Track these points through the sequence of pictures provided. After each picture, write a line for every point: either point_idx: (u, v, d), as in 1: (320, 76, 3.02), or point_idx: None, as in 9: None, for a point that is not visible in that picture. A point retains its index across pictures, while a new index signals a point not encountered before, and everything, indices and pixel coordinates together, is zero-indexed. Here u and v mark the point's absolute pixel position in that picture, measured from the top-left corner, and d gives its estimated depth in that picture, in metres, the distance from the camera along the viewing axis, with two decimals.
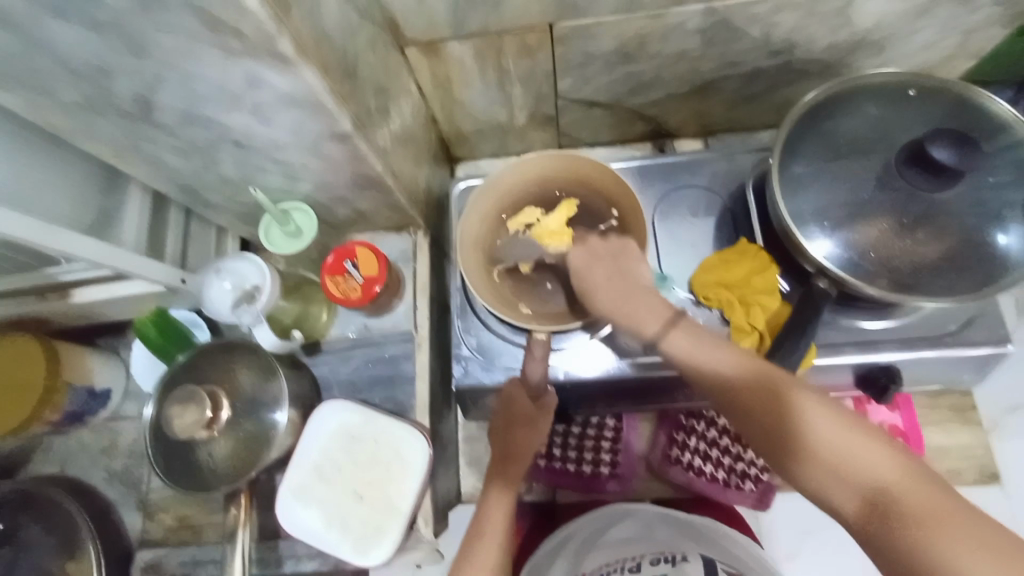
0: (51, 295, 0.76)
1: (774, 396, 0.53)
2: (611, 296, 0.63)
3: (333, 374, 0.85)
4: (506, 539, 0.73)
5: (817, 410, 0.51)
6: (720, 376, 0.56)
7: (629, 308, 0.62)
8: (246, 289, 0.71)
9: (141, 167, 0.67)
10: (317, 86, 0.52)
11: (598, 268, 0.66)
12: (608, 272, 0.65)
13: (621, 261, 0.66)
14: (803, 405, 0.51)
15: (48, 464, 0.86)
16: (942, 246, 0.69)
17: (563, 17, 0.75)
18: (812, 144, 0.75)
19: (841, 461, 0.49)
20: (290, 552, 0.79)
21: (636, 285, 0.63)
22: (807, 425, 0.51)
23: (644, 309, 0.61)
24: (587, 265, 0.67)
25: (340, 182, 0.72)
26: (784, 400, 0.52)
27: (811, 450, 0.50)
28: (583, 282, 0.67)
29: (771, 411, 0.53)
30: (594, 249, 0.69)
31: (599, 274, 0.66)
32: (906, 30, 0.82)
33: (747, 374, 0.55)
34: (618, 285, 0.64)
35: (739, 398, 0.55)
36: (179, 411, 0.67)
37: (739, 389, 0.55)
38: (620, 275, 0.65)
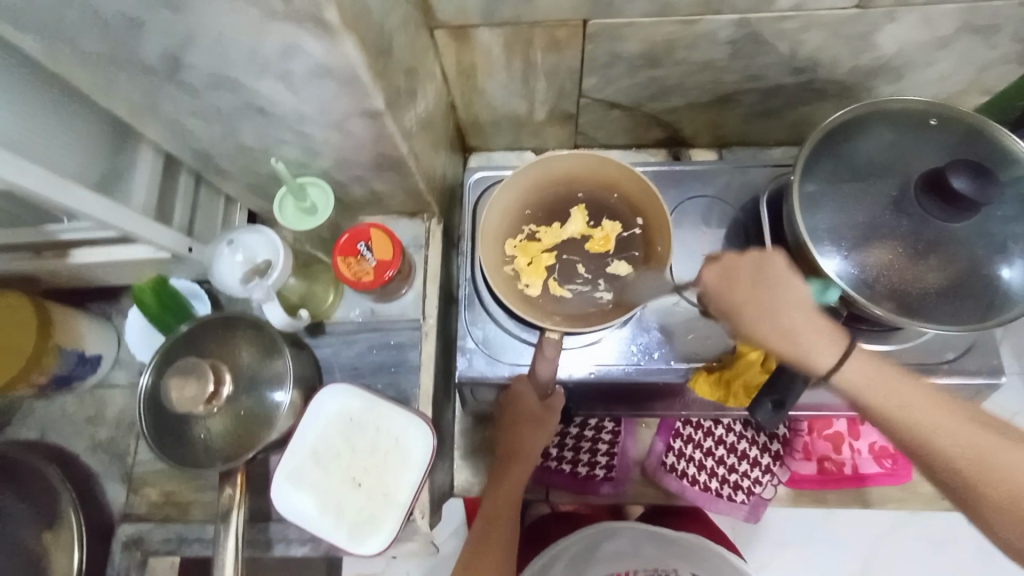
0: (47, 252, 0.73)
1: (993, 454, 0.53)
2: (770, 325, 0.61)
3: (334, 357, 0.83)
4: (510, 535, 0.77)
5: (1016, 462, 0.52)
6: (923, 428, 0.55)
7: (795, 333, 0.61)
8: (258, 263, 0.69)
9: (156, 129, 0.65)
10: (356, 61, 0.51)
11: (741, 287, 0.63)
12: (749, 294, 0.63)
13: (772, 284, 0.62)
14: (1005, 459, 0.53)
15: (28, 429, 0.83)
16: (949, 273, 0.70)
17: (597, 16, 0.75)
18: (832, 165, 0.76)
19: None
20: (281, 536, 0.76)
21: (796, 305, 0.61)
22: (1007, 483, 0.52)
23: (806, 340, 0.60)
24: (724, 283, 0.65)
25: (361, 161, 0.70)
26: (1001, 459, 0.53)
27: (1014, 506, 0.52)
28: (729, 303, 0.64)
29: (984, 474, 0.53)
30: (732, 267, 0.65)
31: (745, 294, 0.63)
32: (926, 59, 0.84)
33: (963, 434, 0.54)
34: (764, 307, 0.62)
35: (950, 462, 0.54)
36: (179, 384, 0.65)
37: (956, 452, 0.54)
38: (772, 293, 0.62)
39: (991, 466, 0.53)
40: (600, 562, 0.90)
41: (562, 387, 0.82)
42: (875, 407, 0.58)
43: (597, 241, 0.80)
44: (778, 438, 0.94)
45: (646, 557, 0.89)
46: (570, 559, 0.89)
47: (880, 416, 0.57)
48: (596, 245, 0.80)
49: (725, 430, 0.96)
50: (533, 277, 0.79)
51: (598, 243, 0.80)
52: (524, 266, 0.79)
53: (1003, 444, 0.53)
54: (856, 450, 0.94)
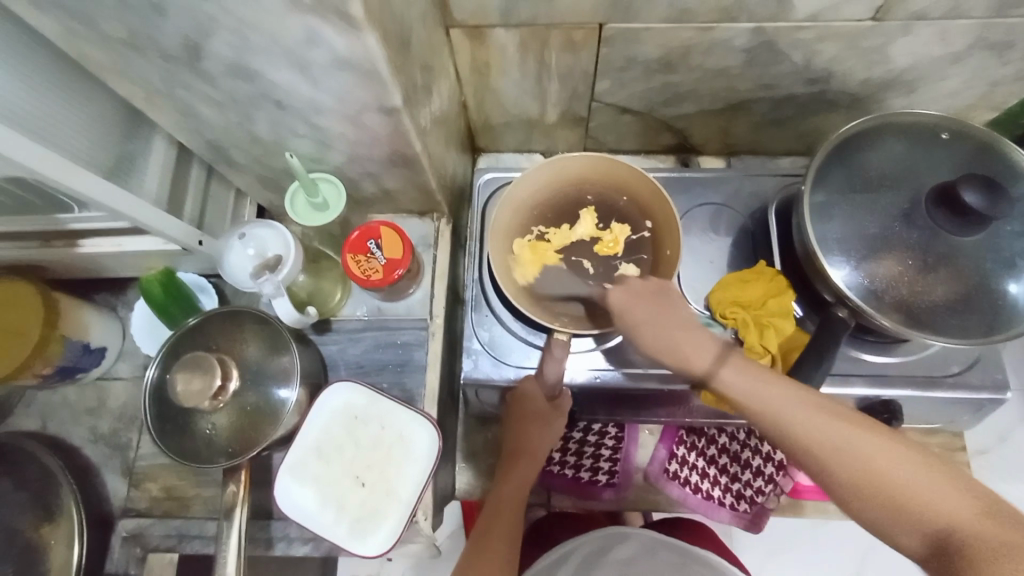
0: (56, 242, 0.73)
1: (859, 443, 0.51)
2: (658, 337, 0.62)
3: (340, 354, 0.83)
4: (513, 532, 0.76)
5: (904, 462, 0.50)
6: (765, 399, 0.55)
7: (674, 345, 0.61)
8: (268, 257, 0.69)
9: (172, 118, 0.65)
10: (377, 55, 0.51)
11: (639, 308, 0.65)
12: (645, 314, 0.64)
13: (667, 302, 0.65)
14: (882, 452, 0.50)
15: (29, 419, 0.82)
16: (957, 287, 0.70)
17: (613, 19, 0.75)
18: (842, 175, 0.76)
19: (917, 513, 0.48)
20: (282, 534, 0.76)
21: (676, 320, 0.63)
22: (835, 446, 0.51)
23: (686, 343, 0.61)
24: (628, 305, 0.66)
25: (374, 157, 0.70)
26: (865, 450, 0.51)
27: (877, 495, 0.50)
28: (627, 321, 0.66)
29: (842, 461, 0.51)
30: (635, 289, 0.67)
31: (639, 313, 0.65)
32: (939, 73, 0.84)
33: (823, 423, 0.53)
34: (651, 326, 0.63)
35: (816, 446, 0.52)
36: (186, 377, 0.65)
37: (812, 435, 0.53)
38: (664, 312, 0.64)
39: (850, 454, 0.51)
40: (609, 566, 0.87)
41: (569, 390, 0.81)
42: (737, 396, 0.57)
43: (605, 244, 0.79)
44: (783, 448, 0.93)
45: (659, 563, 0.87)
46: (579, 561, 0.87)
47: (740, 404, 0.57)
48: (605, 247, 0.79)
49: (729, 439, 0.96)
50: (527, 270, 0.78)
51: (606, 246, 0.79)
52: (527, 263, 0.79)
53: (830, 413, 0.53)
54: None
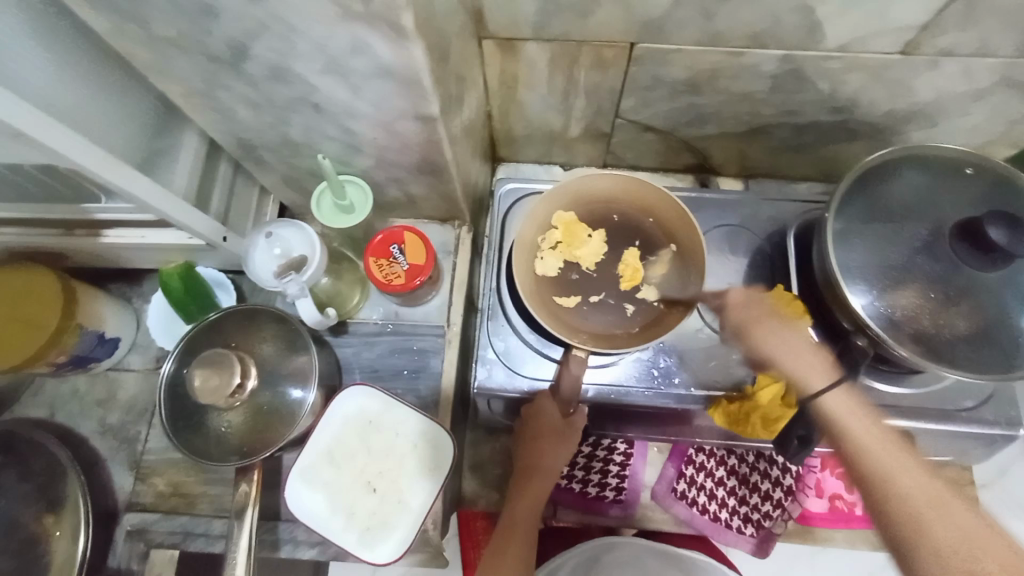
0: (80, 231, 0.73)
1: (928, 503, 0.58)
2: (781, 349, 0.73)
3: (354, 357, 0.82)
4: (525, 550, 0.77)
5: (945, 500, 0.58)
6: (854, 433, 0.66)
7: (801, 362, 0.72)
8: (292, 257, 0.69)
9: (206, 115, 0.65)
10: (420, 64, 0.51)
11: (758, 313, 0.76)
12: (774, 327, 0.75)
13: (797, 321, 0.76)
14: (955, 526, 0.56)
15: (36, 408, 0.81)
16: (975, 322, 0.71)
17: (645, 39, 0.76)
18: (864, 205, 0.76)
19: (963, 566, 0.54)
20: (289, 537, 0.75)
21: (806, 343, 0.73)
22: (907, 498, 0.59)
23: (808, 364, 0.72)
24: (741, 306, 0.78)
25: (403, 164, 0.70)
26: (931, 509, 0.58)
27: (911, 510, 0.58)
28: (742, 323, 0.76)
29: (890, 485, 0.61)
30: (750, 296, 0.78)
31: (769, 328, 0.75)
32: (961, 108, 0.85)
33: (893, 457, 0.63)
34: (789, 347, 0.73)
35: (896, 494, 0.60)
36: (206, 375, 0.64)
37: (894, 479, 0.61)
38: (800, 334, 0.74)
39: (926, 507, 0.58)
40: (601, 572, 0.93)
41: (587, 406, 0.82)
42: (834, 417, 0.68)
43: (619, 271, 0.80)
44: (792, 473, 0.94)
45: (648, 570, 0.92)
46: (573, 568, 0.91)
47: (834, 425, 0.68)
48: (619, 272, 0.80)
49: (738, 461, 0.96)
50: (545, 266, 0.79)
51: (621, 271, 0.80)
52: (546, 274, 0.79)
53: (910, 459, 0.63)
54: None
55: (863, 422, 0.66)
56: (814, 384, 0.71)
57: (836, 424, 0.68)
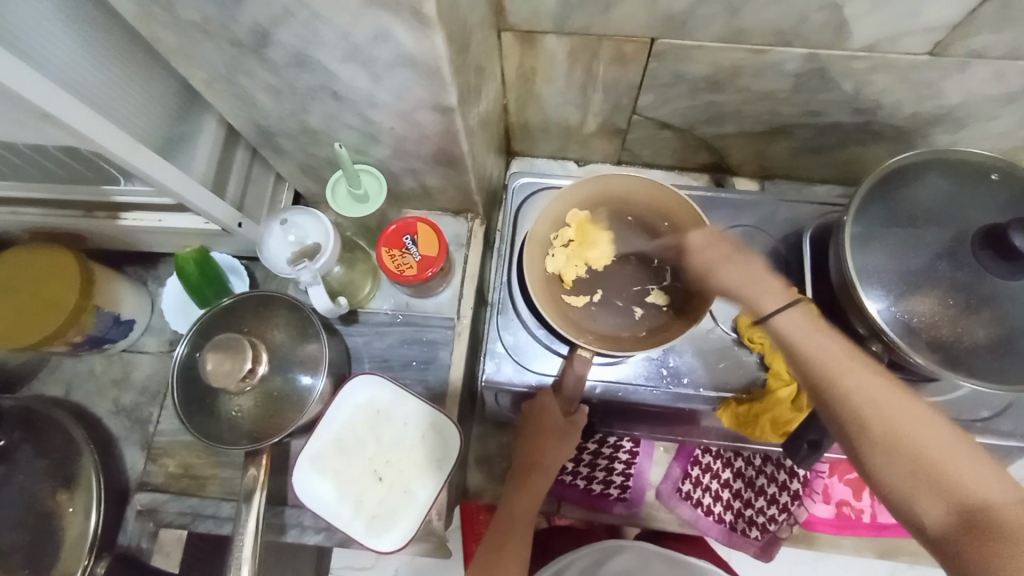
0: (99, 213, 0.74)
1: (868, 385, 0.58)
2: (737, 280, 0.70)
3: (365, 347, 0.83)
4: (525, 544, 0.78)
5: (942, 438, 0.54)
6: (811, 353, 0.62)
7: (750, 287, 0.69)
8: (307, 245, 0.69)
9: (226, 101, 0.65)
10: (442, 54, 0.51)
11: (718, 251, 0.72)
12: (731, 260, 0.71)
13: (740, 255, 0.71)
14: (914, 424, 0.55)
15: (53, 386, 0.83)
16: (996, 331, 0.69)
17: (666, 34, 0.75)
18: (886, 208, 0.75)
19: (914, 461, 0.53)
20: (296, 521, 0.76)
21: (756, 272, 0.69)
22: (856, 400, 0.58)
23: (761, 289, 0.69)
24: (704, 246, 0.73)
25: (419, 155, 0.70)
26: (874, 389, 0.58)
27: (905, 462, 0.54)
28: (702, 264, 0.73)
29: (896, 433, 0.55)
30: (710, 237, 0.72)
31: (716, 258, 0.72)
32: (988, 112, 0.83)
33: (842, 360, 0.60)
34: (739, 274, 0.70)
35: (850, 398, 0.58)
36: (218, 359, 0.65)
37: (852, 387, 0.58)
38: (743, 260, 0.70)
39: (868, 395, 0.57)
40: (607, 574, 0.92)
41: (586, 404, 0.82)
42: (796, 349, 0.63)
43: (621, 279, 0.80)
44: (800, 477, 0.92)
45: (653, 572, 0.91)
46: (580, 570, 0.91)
47: (797, 358, 0.63)
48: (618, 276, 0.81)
49: (745, 463, 0.95)
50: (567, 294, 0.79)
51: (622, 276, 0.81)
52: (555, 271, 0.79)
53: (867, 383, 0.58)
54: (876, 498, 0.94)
55: (826, 345, 0.62)
56: (768, 309, 0.67)
57: (798, 351, 0.63)
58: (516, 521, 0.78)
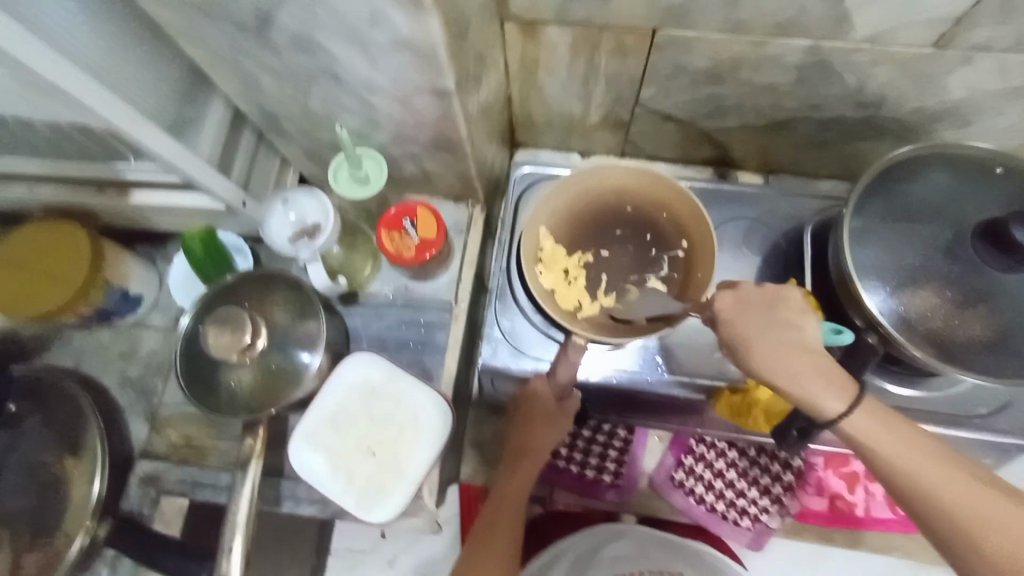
0: (110, 190, 0.77)
1: (914, 450, 0.56)
2: (778, 356, 0.61)
3: (364, 328, 0.84)
4: (514, 527, 0.78)
5: (988, 496, 0.53)
6: (857, 426, 0.59)
7: (792, 364, 0.60)
8: (307, 224, 0.71)
9: (232, 83, 0.67)
10: (437, 38, 0.52)
11: (751, 317, 0.63)
12: (762, 324, 0.62)
13: (782, 323, 0.62)
14: (963, 486, 0.54)
15: (63, 357, 0.85)
16: (995, 326, 0.69)
17: (667, 26, 0.75)
18: (886, 203, 0.74)
19: (968, 522, 0.53)
20: (291, 494, 0.78)
21: (800, 344, 0.61)
22: (905, 465, 0.56)
23: (804, 368, 0.60)
24: (737, 313, 0.64)
25: (419, 139, 0.72)
26: (920, 456, 0.56)
27: (963, 525, 0.53)
28: (738, 335, 0.63)
29: (952, 498, 0.54)
30: (744, 295, 0.64)
31: (753, 324, 0.63)
32: (997, 108, 0.82)
33: (888, 427, 0.58)
34: (774, 339, 0.61)
35: (900, 466, 0.56)
36: (216, 333, 0.67)
37: (898, 455, 0.56)
38: (782, 331, 0.62)
39: (920, 460, 0.56)
40: (601, 563, 0.89)
41: (579, 391, 0.83)
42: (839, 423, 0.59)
43: (619, 269, 0.79)
44: (793, 469, 0.93)
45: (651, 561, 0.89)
46: (574, 557, 0.88)
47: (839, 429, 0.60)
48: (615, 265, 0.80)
49: (739, 455, 0.95)
50: (553, 269, 0.78)
51: (620, 262, 0.80)
52: (551, 255, 0.78)
53: (908, 445, 0.57)
54: (870, 492, 0.93)
55: (874, 413, 0.59)
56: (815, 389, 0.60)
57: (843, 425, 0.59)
58: (505, 503, 0.79)
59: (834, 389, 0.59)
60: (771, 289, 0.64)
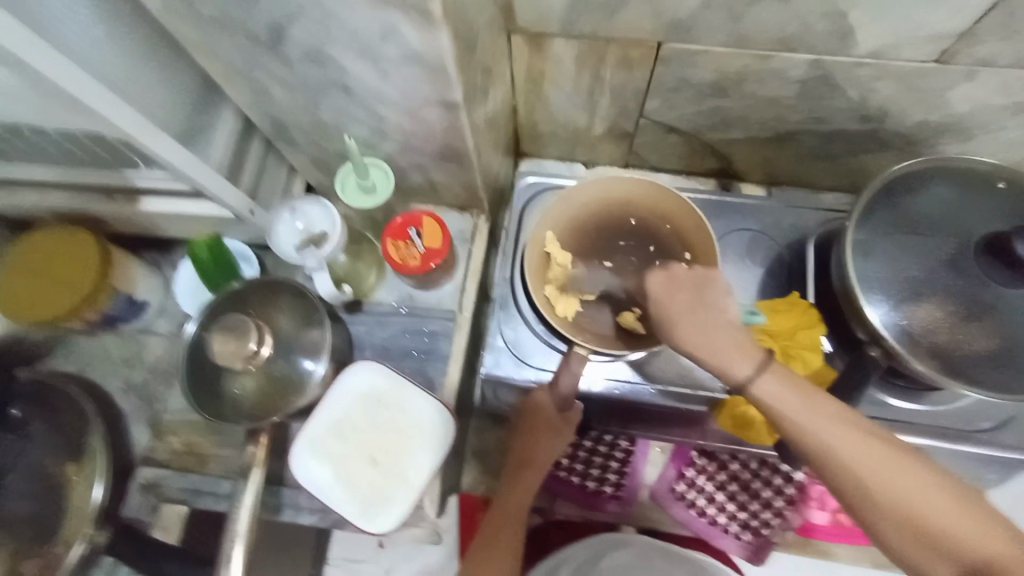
0: (120, 197, 0.77)
1: (845, 436, 0.53)
2: (700, 333, 0.60)
3: (368, 337, 0.84)
4: (516, 536, 0.79)
5: (922, 481, 0.51)
6: (787, 415, 0.55)
7: (715, 343, 0.59)
8: (314, 233, 0.72)
9: (243, 93, 0.68)
10: (447, 52, 0.53)
11: (682, 298, 0.63)
12: (688, 304, 0.62)
13: (707, 302, 0.62)
14: (895, 470, 0.51)
15: (68, 362, 0.86)
16: (999, 341, 0.68)
17: (672, 39, 0.76)
18: (889, 216, 0.74)
19: (907, 511, 0.50)
20: (292, 503, 0.78)
21: (717, 319, 0.61)
22: (838, 454, 0.53)
23: (728, 347, 0.59)
24: (669, 294, 0.64)
25: (426, 150, 0.72)
26: (851, 442, 0.53)
27: (902, 514, 0.50)
28: (665, 315, 0.63)
29: (888, 486, 0.51)
30: (675, 279, 0.65)
31: (682, 302, 0.63)
32: (999, 123, 0.83)
33: (815, 414, 0.55)
34: (699, 319, 0.61)
35: (833, 455, 0.53)
36: (223, 339, 0.67)
37: (831, 443, 0.53)
38: (706, 310, 0.61)
39: (851, 447, 0.53)
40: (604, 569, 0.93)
41: (582, 402, 0.82)
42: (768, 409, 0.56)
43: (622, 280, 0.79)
44: (795, 483, 0.92)
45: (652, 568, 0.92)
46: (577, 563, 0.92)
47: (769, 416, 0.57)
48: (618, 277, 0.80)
49: (741, 467, 0.94)
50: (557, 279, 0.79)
51: (623, 273, 0.80)
52: (556, 266, 0.79)
53: (837, 429, 0.54)
54: None
55: (816, 404, 0.55)
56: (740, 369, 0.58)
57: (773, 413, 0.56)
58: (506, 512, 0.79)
59: (762, 369, 0.57)
60: (698, 270, 0.65)
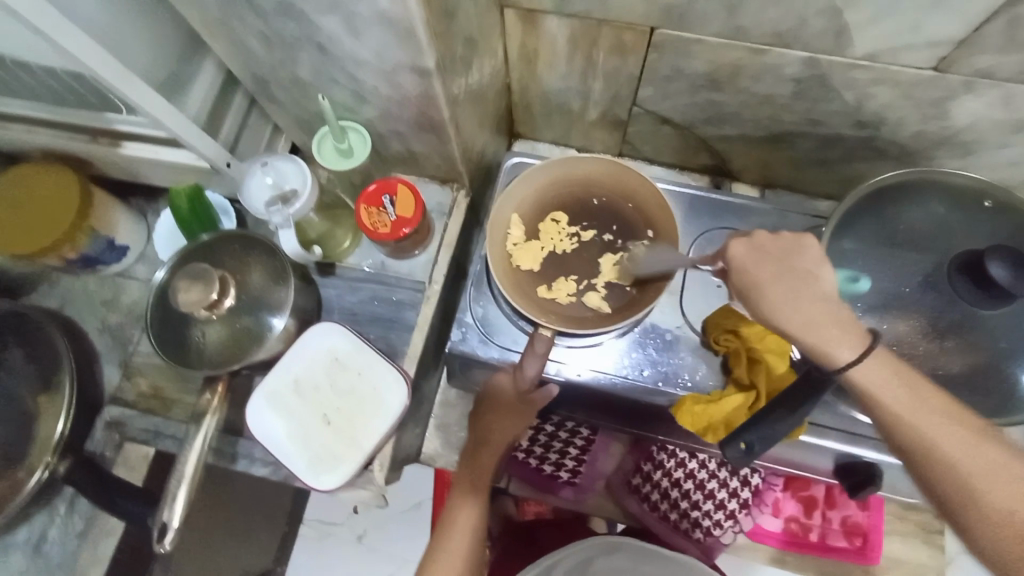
0: (103, 139, 0.79)
1: (936, 419, 0.53)
2: (791, 305, 0.58)
3: (337, 300, 0.85)
4: (474, 519, 0.79)
5: (1008, 470, 0.51)
6: (881, 392, 0.55)
7: (813, 319, 0.57)
8: (285, 190, 0.72)
9: (223, 44, 0.68)
10: (415, 14, 0.53)
11: (773, 268, 0.59)
12: (782, 275, 0.59)
13: (804, 271, 0.59)
14: (986, 459, 0.51)
15: (50, 298, 0.89)
16: (969, 360, 0.67)
17: (666, 25, 0.74)
18: (872, 225, 0.72)
19: (992, 501, 0.50)
20: (246, 453, 0.80)
21: (818, 291, 0.58)
22: (930, 436, 0.53)
23: (828, 324, 0.57)
24: (755, 261, 0.60)
25: (403, 118, 0.72)
26: (942, 423, 0.53)
27: (989, 502, 0.50)
28: (751, 278, 0.60)
29: (979, 478, 0.51)
30: (762, 245, 0.61)
31: (773, 273, 0.59)
32: (999, 140, 0.80)
33: (909, 391, 0.54)
34: (793, 292, 0.58)
35: (925, 436, 0.53)
36: (186, 286, 0.68)
37: (921, 424, 0.53)
38: (802, 280, 0.58)
39: (942, 431, 0.53)
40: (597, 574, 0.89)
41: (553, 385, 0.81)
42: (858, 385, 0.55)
43: (584, 259, 0.80)
44: (750, 487, 0.93)
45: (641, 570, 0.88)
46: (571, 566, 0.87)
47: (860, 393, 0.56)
48: (580, 255, 0.80)
49: (699, 466, 0.94)
50: (527, 259, 0.79)
51: (585, 254, 0.80)
52: (521, 248, 0.79)
53: (930, 411, 0.53)
54: (827, 519, 0.93)
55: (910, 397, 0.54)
56: (840, 352, 0.56)
57: (868, 390, 0.55)
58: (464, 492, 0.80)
59: (859, 350, 0.56)
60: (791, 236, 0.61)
